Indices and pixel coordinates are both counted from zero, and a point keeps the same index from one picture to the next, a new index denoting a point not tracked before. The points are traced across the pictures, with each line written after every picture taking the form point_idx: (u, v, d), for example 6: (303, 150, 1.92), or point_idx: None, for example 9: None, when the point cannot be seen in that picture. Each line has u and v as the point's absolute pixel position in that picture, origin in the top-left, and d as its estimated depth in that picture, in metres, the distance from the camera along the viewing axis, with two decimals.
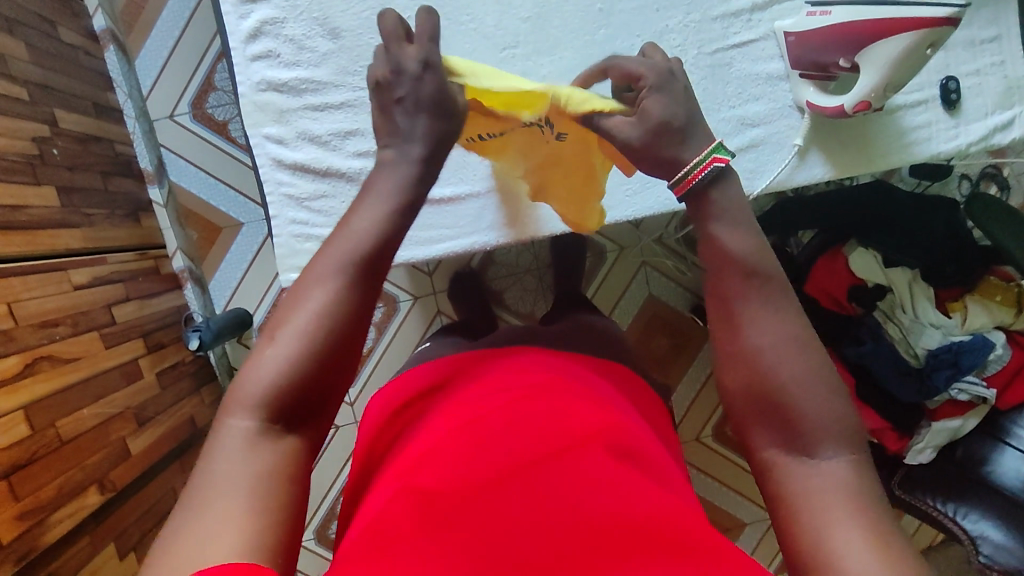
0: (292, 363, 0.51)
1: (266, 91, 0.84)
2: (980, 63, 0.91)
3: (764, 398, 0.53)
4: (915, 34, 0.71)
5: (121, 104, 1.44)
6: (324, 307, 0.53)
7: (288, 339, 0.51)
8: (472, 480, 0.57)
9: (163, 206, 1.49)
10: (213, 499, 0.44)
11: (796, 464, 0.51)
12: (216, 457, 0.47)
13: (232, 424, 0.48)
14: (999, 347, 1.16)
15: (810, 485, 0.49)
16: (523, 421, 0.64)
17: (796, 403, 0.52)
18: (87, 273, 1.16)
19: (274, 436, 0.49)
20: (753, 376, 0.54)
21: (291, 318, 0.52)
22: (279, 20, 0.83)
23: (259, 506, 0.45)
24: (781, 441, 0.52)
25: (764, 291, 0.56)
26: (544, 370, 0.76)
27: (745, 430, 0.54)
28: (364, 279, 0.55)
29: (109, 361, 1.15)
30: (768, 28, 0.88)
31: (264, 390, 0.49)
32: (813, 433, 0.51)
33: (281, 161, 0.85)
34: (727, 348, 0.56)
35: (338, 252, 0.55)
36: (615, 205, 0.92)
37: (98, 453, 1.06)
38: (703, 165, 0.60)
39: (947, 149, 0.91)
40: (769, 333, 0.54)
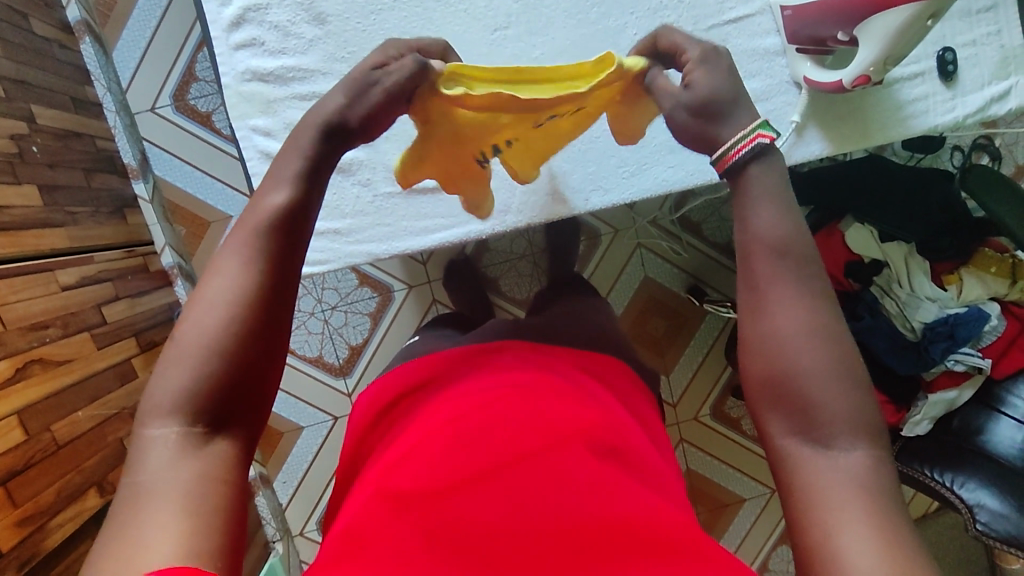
0: (202, 359, 0.50)
1: (252, 81, 0.82)
2: (976, 34, 0.90)
3: (781, 384, 0.53)
4: (915, 6, 0.68)
5: (101, 98, 1.41)
6: (232, 300, 0.52)
7: (193, 336, 0.50)
8: (437, 484, 0.58)
9: (149, 202, 1.46)
10: (145, 508, 0.44)
11: (809, 456, 0.50)
12: (139, 466, 0.47)
13: (152, 430, 0.48)
14: (995, 319, 1.16)
15: (818, 478, 0.49)
16: (479, 422, 0.65)
17: (812, 393, 0.52)
18: (74, 273, 1.14)
19: (196, 438, 0.48)
20: (773, 362, 0.54)
21: (196, 315, 0.51)
22: (263, 6, 0.81)
23: (195, 510, 0.44)
24: (797, 430, 0.52)
25: (795, 275, 0.56)
26: (523, 365, 0.77)
27: (760, 414, 0.54)
28: (268, 265, 0.54)
29: (103, 362, 1.14)
30: (763, 2, 0.86)
31: (181, 393, 0.49)
32: (829, 424, 0.51)
33: (269, 154, 0.83)
34: (750, 334, 0.56)
35: (239, 239, 0.54)
36: (614, 188, 0.90)
37: (95, 456, 1.04)
38: (747, 141, 0.60)
39: (944, 122, 0.91)
40: (786, 322, 0.54)
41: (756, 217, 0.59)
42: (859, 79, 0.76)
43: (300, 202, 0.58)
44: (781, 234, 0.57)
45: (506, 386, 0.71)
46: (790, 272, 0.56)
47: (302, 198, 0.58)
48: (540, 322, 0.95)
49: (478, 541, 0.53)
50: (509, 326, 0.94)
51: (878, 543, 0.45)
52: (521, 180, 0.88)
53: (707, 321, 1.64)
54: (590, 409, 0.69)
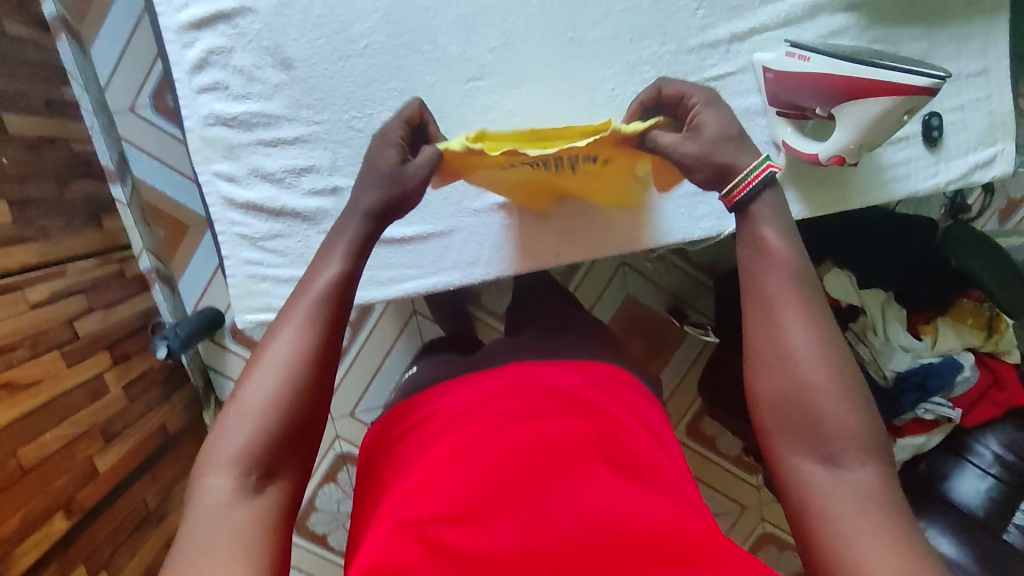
0: (262, 418, 0.54)
1: (215, 125, 0.80)
2: (964, 98, 0.87)
3: (796, 407, 0.55)
4: (888, 100, 0.66)
5: (78, 98, 1.37)
6: (285, 359, 0.57)
7: (256, 398, 0.55)
8: (462, 502, 0.59)
9: (127, 205, 1.44)
10: (203, 553, 0.48)
11: (829, 480, 0.53)
12: (199, 513, 0.50)
13: (211, 482, 0.52)
14: (968, 369, 1.16)
15: (839, 502, 0.51)
16: (496, 437, 0.66)
17: (825, 416, 0.54)
18: (45, 289, 1.13)
19: (252, 487, 0.52)
20: (785, 381, 0.56)
21: (254, 382, 0.56)
22: (226, 49, 0.78)
23: (252, 549, 0.48)
24: (812, 449, 0.54)
25: (807, 299, 0.58)
26: (536, 373, 0.78)
27: (777, 441, 0.56)
28: (320, 333, 0.59)
29: (72, 380, 1.14)
30: (747, 60, 0.82)
31: (240, 449, 0.53)
32: (846, 444, 0.53)
33: (233, 201, 0.82)
34: (766, 354, 0.58)
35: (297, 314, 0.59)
36: (584, 244, 0.88)
37: (63, 477, 1.05)
38: (759, 172, 0.63)
39: (926, 188, 0.89)
40: (798, 340, 0.57)
41: (774, 264, 0.60)
42: (835, 160, 0.74)
43: (347, 278, 0.63)
44: (788, 253, 0.60)
45: (521, 399, 0.72)
46: (806, 307, 0.58)
47: (350, 272, 0.63)
48: (529, 348, 0.92)
49: (499, 567, 0.55)
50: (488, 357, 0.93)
51: (893, 559, 0.47)
52: (492, 232, 0.88)
53: (687, 342, 1.64)
54: (605, 424, 0.70)
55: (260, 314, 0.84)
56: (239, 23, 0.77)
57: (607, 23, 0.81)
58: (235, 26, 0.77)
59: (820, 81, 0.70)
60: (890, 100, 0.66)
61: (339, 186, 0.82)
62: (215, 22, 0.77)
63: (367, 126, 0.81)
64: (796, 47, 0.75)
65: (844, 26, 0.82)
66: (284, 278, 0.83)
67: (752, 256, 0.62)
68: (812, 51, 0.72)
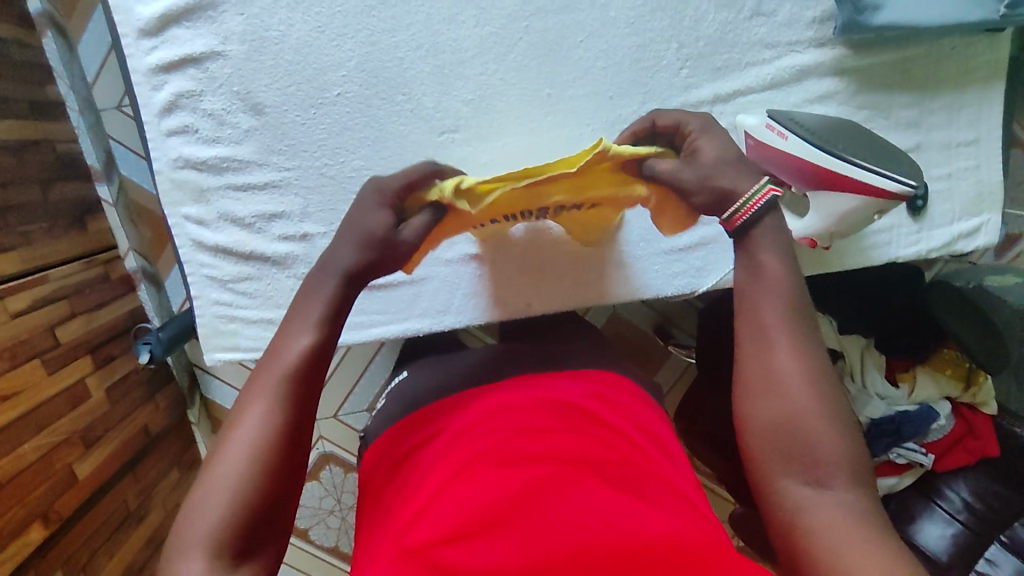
0: (236, 493, 0.44)
1: (184, 168, 0.79)
2: (953, 167, 0.84)
3: (789, 434, 0.47)
4: (859, 200, 0.67)
5: (63, 96, 1.34)
6: (262, 424, 0.47)
7: (229, 473, 0.45)
8: (464, 518, 0.51)
9: (112, 205, 1.44)
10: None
11: (825, 509, 0.45)
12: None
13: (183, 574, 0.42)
14: (943, 418, 1.15)
15: (837, 536, 0.43)
16: (496, 451, 0.57)
17: (817, 439, 0.47)
18: (25, 298, 1.13)
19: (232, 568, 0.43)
20: (779, 407, 0.48)
21: (225, 459, 0.46)
22: (196, 93, 0.76)
23: None
24: (807, 478, 0.46)
25: (794, 312, 0.51)
26: (524, 385, 0.68)
27: (765, 469, 0.48)
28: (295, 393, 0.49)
29: (52, 388, 1.15)
30: (729, 122, 0.80)
31: (216, 530, 0.43)
32: (835, 467, 0.46)
33: (203, 243, 0.81)
34: (760, 378, 0.50)
35: (268, 376, 0.49)
36: (555, 296, 0.87)
37: (40, 487, 1.06)
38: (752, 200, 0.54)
39: (907, 254, 0.86)
40: (788, 365, 0.49)
41: (757, 286, 0.53)
42: (806, 241, 0.73)
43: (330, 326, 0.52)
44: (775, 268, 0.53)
45: (507, 412, 0.63)
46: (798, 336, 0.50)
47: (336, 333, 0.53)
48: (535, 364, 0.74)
49: None
50: (474, 370, 0.75)
51: None
52: (462, 282, 0.87)
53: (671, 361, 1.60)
54: (628, 454, 0.59)
55: (229, 354, 0.85)
56: (209, 67, 0.76)
57: (585, 81, 0.79)
58: (205, 70, 0.76)
59: (796, 165, 0.68)
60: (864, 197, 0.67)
61: (309, 233, 0.81)
62: (185, 65, 0.75)
63: (338, 173, 0.80)
64: (777, 120, 0.72)
65: (832, 91, 0.80)
66: (253, 320, 0.83)
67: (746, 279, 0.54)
68: (793, 129, 0.69)
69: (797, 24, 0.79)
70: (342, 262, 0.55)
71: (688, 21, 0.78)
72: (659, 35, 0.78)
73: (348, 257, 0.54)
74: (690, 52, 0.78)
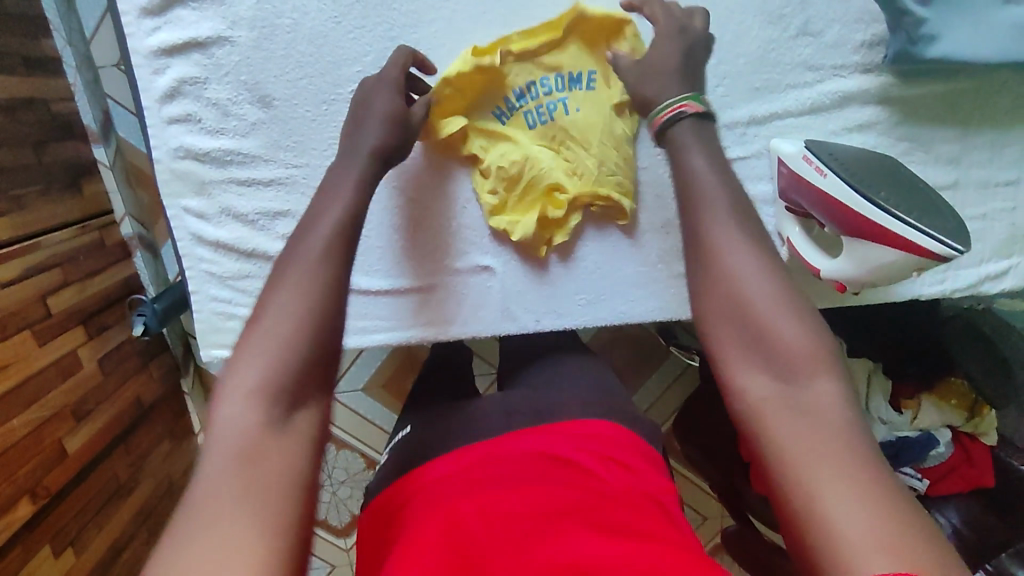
0: (285, 346, 0.44)
1: (185, 159, 0.75)
2: (988, 207, 0.80)
3: (741, 325, 0.47)
4: (898, 254, 0.62)
5: (60, 51, 1.27)
6: (308, 288, 0.46)
7: (278, 333, 0.44)
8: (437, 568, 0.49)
9: (109, 167, 1.38)
10: (208, 512, 0.38)
11: (782, 404, 0.44)
12: (219, 449, 0.41)
13: (225, 414, 0.42)
14: (943, 445, 1.10)
15: (790, 432, 0.43)
16: (484, 501, 0.55)
17: (779, 330, 0.46)
18: (16, 266, 1.09)
19: (277, 430, 0.42)
20: (735, 305, 0.47)
21: (279, 299, 0.46)
22: (200, 80, 0.72)
23: (264, 495, 0.39)
24: (770, 376, 0.45)
25: (746, 218, 0.51)
26: (540, 430, 0.68)
27: (722, 359, 0.47)
28: (341, 275, 0.48)
29: (43, 360, 1.12)
30: (763, 145, 0.77)
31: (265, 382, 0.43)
32: (805, 364, 0.45)
33: (203, 238, 0.77)
34: (716, 278, 0.49)
35: (314, 243, 0.49)
36: (569, 313, 0.83)
37: (28, 463, 1.05)
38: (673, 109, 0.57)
39: (930, 292, 0.81)
40: (736, 263, 0.49)
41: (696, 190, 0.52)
42: (835, 285, 0.71)
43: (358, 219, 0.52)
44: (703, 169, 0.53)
45: (534, 446, 0.65)
46: (742, 223, 0.50)
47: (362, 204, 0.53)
48: (525, 418, 0.72)
49: None
50: (484, 420, 0.73)
51: (866, 508, 0.39)
52: (471, 294, 0.82)
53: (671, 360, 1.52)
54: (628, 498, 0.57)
55: (227, 351, 0.82)
56: (215, 53, 0.71)
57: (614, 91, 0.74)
58: (211, 56, 0.71)
59: (833, 207, 0.65)
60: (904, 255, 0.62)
61: None
62: (189, 49, 0.71)
63: None
64: (817, 154, 0.69)
65: (873, 120, 0.75)
66: None
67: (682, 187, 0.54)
68: (832, 167, 0.66)
69: (844, 47, 0.74)
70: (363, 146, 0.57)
71: (728, 37, 0.73)
72: None
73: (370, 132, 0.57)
74: (728, 69, 0.74)
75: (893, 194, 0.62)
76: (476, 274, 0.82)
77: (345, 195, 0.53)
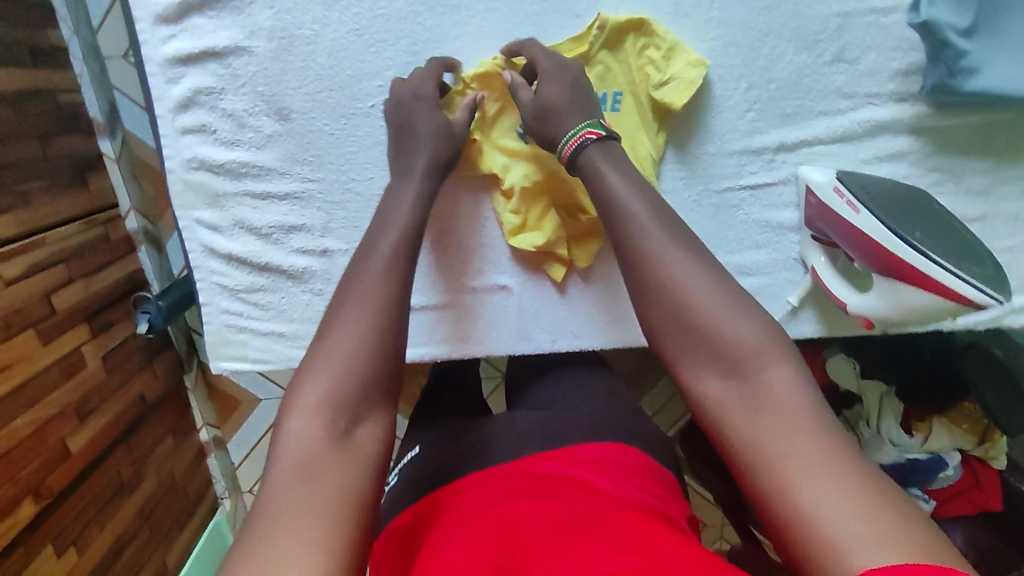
0: (353, 358, 0.52)
1: (199, 170, 0.73)
2: (1017, 240, 0.76)
3: (685, 331, 0.51)
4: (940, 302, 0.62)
5: (66, 42, 1.24)
6: (367, 313, 0.54)
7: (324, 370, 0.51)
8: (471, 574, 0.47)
9: (115, 161, 1.33)
10: (282, 528, 0.43)
11: (737, 402, 0.48)
12: (284, 469, 0.47)
13: (295, 427, 0.49)
14: (951, 469, 1.10)
15: (753, 428, 0.46)
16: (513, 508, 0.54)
17: (720, 327, 0.50)
18: (20, 263, 1.07)
19: (338, 442, 0.49)
20: (673, 308, 0.52)
21: (343, 322, 0.53)
22: (216, 90, 0.70)
23: (329, 493, 0.46)
24: (722, 373, 0.49)
25: (670, 225, 0.55)
26: (546, 455, 0.64)
27: (675, 364, 0.51)
28: (396, 300, 0.55)
29: (47, 359, 1.11)
30: (791, 172, 0.75)
31: (329, 394, 0.50)
32: (752, 357, 0.48)
33: (215, 250, 0.76)
34: (653, 286, 0.53)
35: (371, 273, 0.56)
36: (584, 333, 0.81)
37: (31, 465, 1.04)
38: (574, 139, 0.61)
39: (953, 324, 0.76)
40: (669, 265, 0.53)
41: (623, 205, 0.57)
42: (864, 320, 0.70)
43: (412, 241, 0.59)
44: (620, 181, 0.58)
45: (531, 462, 0.63)
46: (670, 226, 0.55)
47: (418, 220, 0.61)
48: (534, 443, 0.67)
49: None
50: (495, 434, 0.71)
51: (836, 488, 0.41)
52: (487, 312, 0.81)
53: None
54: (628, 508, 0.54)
55: (237, 363, 0.81)
56: (232, 63, 0.69)
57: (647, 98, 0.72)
58: (228, 66, 0.69)
59: (865, 242, 0.64)
60: (940, 299, 0.62)
61: (330, 248, 0.76)
62: (205, 59, 0.69)
63: (366, 190, 0.74)
64: (848, 187, 0.67)
65: (905, 149, 0.74)
66: (265, 333, 0.79)
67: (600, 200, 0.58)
68: (865, 202, 0.65)
69: (879, 75, 0.72)
70: (415, 165, 0.64)
71: (761, 61, 0.71)
72: (730, 72, 0.72)
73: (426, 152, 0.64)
74: (759, 94, 0.72)
75: (924, 227, 0.62)
76: (492, 288, 0.80)
77: (395, 223, 0.60)
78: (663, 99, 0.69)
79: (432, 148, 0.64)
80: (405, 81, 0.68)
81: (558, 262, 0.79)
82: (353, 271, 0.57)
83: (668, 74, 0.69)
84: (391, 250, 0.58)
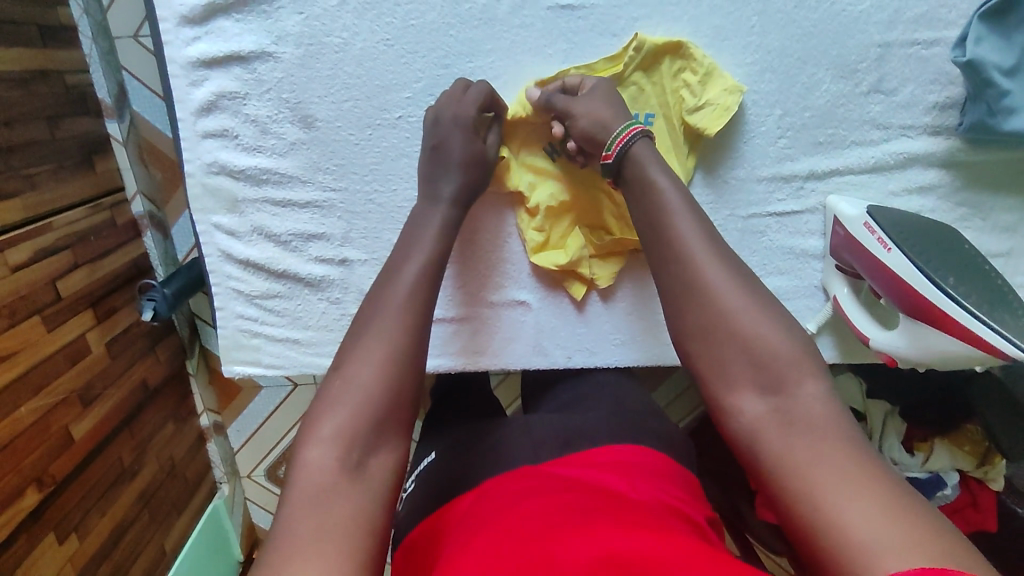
0: (383, 368, 0.50)
1: (219, 174, 0.72)
2: None
3: (721, 341, 0.50)
4: (967, 348, 0.61)
5: (76, 20, 1.15)
6: (396, 324, 0.53)
7: (357, 381, 0.50)
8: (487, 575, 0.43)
9: (122, 144, 1.25)
10: (293, 554, 0.40)
11: (771, 418, 0.47)
12: (300, 492, 0.45)
13: (313, 450, 0.46)
14: (950, 488, 0.99)
15: (787, 445, 0.45)
16: (530, 505, 0.51)
17: (757, 339, 0.49)
18: (27, 248, 0.99)
19: (352, 473, 0.46)
20: (709, 318, 0.51)
21: (369, 336, 0.52)
22: (240, 95, 0.70)
23: (350, 515, 0.44)
24: (757, 389, 0.48)
25: (710, 234, 0.55)
26: (560, 460, 0.60)
27: (706, 378, 0.51)
28: (423, 313, 0.55)
29: (52, 347, 1.04)
30: (819, 201, 0.74)
31: (354, 413, 0.48)
32: (788, 373, 0.48)
33: (231, 255, 0.75)
34: (691, 294, 0.53)
35: (397, 291, 0.55)
36: (601, 350, 0.80)
37: (34, 452, 0.98)
38: (620, 139, 0.61)
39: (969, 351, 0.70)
40: (713, 275, 0.52)
41: (672, 207, 0.56)
42: (885, 357, 0.70)
43: (438, 265, 0.59)
44: (670, 183, 0.58)
45: (550, 463, 0.60)
46: (706, 234, 0.55)
47: (443, 251, 0.60)
48: (550, 447, 0.63)
49: None
50: None
51: (875, 505, 0.40)
52: (504, 327, 0.80)
53: None
54: (651, 509, 0.51)
55: (249, 368, 0.80)
56: (257, 68, 0.69)
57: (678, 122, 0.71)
58: (252, 71, 0.69)
59: (894, 283, 0.64)
60: (965, 346, 0.62)
61: (349, 258, 0.75)
62: (230, 63, 0.69)
63: (388, 201, 0.73)
64: (879, 223, 0.66)
65: (935, 183, 0.73)
66: (279, 339, 0.78)
67: (644, 195, 0.59)
68: (897, 241, 0.64)
69: (915, 107, 0.71)
70: (444, 191, 0.64)
71: (798, 88, 0.71)
72: (765, 98, 0.71)
73: (453, 182, 0.64)
74: (793, 122, 0.72)
75: (950, 264, 0.63)
76: (511, 295, 0.79)
77: (420, 250, 0.59)
78: (697, 123, 0.69)
79: (461, 178, 0.65)
80: (453, 96, 0.67)
81: (578, 281, 0.78)
82: (377, 290, 0.56)
83: (704, 99, 0.69)
84: (417, 268, 0.57)
